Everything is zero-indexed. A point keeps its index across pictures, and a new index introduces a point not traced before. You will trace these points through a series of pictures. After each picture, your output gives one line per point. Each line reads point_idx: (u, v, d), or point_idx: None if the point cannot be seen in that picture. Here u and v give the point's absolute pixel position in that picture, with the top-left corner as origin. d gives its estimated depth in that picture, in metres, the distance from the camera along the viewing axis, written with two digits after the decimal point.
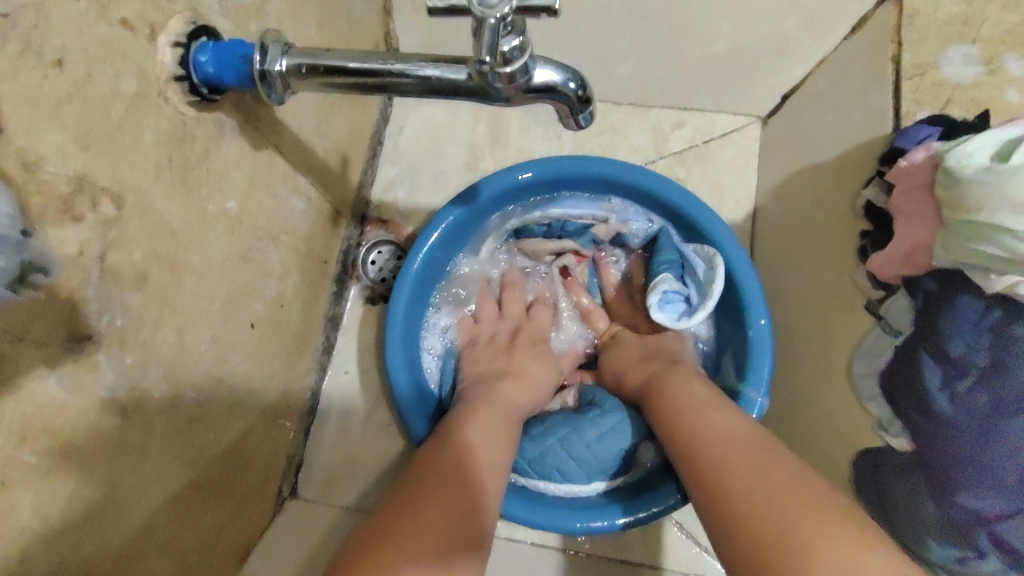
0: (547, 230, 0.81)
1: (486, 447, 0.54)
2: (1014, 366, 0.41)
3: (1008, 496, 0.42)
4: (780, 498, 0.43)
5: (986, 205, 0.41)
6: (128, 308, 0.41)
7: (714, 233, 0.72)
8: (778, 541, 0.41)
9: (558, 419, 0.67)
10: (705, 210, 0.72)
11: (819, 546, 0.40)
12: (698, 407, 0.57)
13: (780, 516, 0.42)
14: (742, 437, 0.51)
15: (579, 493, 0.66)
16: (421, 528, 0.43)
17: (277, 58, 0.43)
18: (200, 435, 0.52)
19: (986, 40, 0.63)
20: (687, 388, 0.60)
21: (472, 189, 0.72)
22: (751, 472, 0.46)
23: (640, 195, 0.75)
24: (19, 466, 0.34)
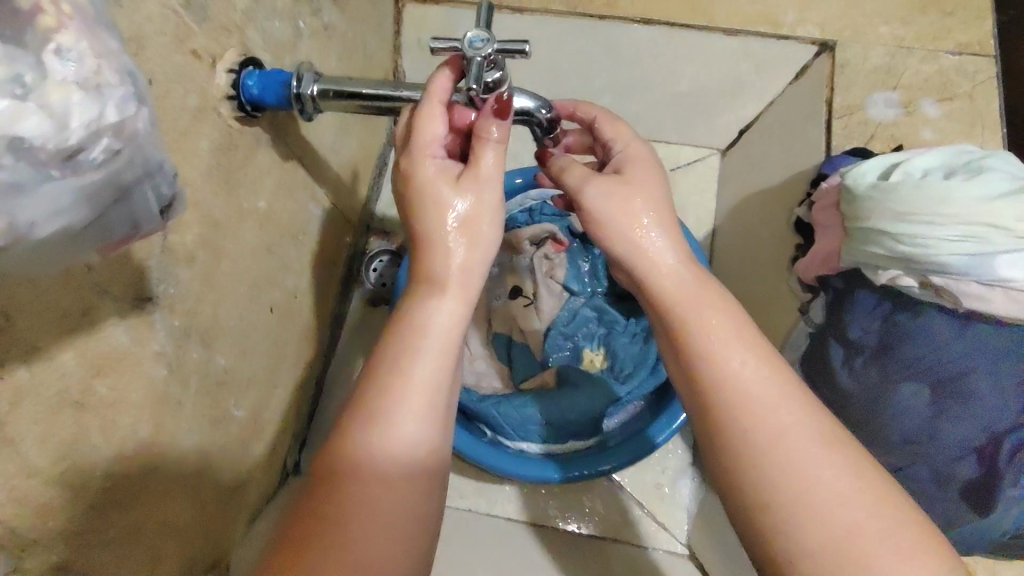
0: (528, 217, 0.86)
1: (441, 365, 0.41)
2: (900, 345, 0.51)
3: (900, 453, 0.51)
4: (808, 483, 0.38)
5: (873, 215, 0.51)
6: (179, 280, 0.50)
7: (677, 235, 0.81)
8: (802, 533, 0.38)
9: (537, 393, 0.75)
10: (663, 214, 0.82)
11: (870, 544, 0.37)
12: (734, 382, 0.42)
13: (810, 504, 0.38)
14: (757, 392, 0.41)
15: (557, 449, 0.73)
16: (387, 490, 0.37)
17: (309, 85, 0.56)
18: (224, 399, 0.60)
19: (906, 86, 0.74)
20: (725, 362, 0.43)
21: None
22: (776, 430, 0.40)
23: None
24: (94, 395, 0.43)
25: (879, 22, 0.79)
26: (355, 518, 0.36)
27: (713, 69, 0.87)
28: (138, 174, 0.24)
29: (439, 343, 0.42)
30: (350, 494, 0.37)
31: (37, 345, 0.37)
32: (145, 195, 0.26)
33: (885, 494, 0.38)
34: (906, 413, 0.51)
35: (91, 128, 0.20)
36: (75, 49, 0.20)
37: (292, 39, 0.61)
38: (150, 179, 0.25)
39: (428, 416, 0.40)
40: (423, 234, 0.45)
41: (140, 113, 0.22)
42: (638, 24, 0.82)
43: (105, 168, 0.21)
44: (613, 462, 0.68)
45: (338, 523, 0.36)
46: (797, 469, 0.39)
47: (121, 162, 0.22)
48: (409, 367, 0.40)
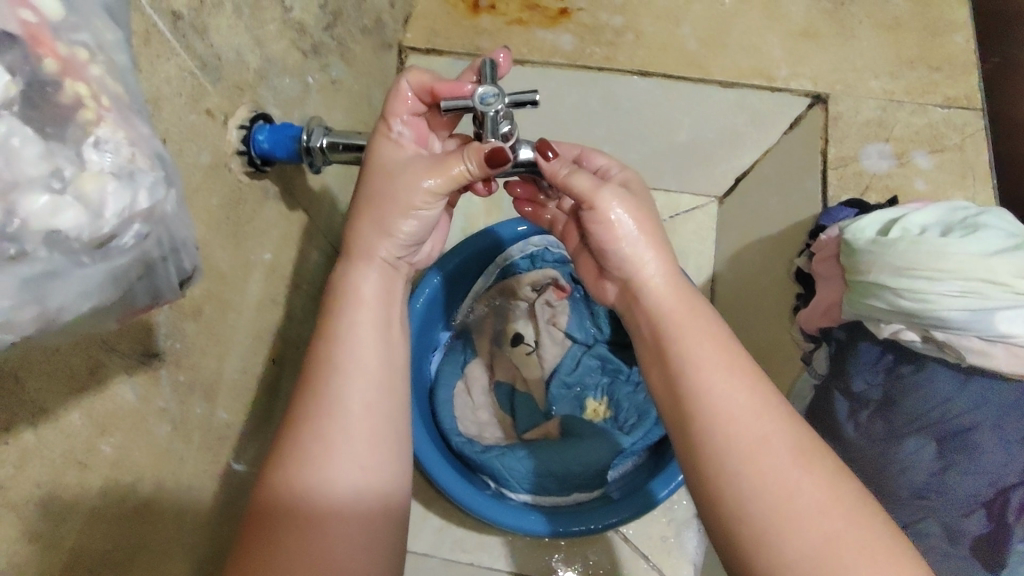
0: (530, 262, 0.85)
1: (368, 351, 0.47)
2: (902, 398, 0.51)
3: (910, 508, 0.51)
4: (774, 490, 0.38)
5: (871, 269, 0.51)
6: (185, 335, 0.50)
7: None
8: (762, 546, 0.38)
9: (542, 445, 0.75)
10: None
11: (847, 557, 0.36)
12: (721, 401, 0.42)
13: (775, 515, 0.38)
14: (745, 418, 0.41)
15: (561, 501, 0.71)
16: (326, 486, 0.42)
17: (319, 138, 0.56)
18: (225, 455, 0.59)
19: (897, 138, 0.76)
20: (698, 367, 0.44)
21: (449, 253, 0.76)
22: (750, 442, 0.40)
23: None
24: (97, 455, 0.43)
25: (869, 77, 0.82)
26: (302, 512, 0.41)
27: (710, 121, 0.89)
28: (164, 251, 0.25)
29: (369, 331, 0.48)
30: (290, 492, 0.41)
31: (43, 407, 0.38)
32: (168, 270, 0.26)
33: (856, 511, 0.38)
34: (913, 466, 0.51)
35: (125, 216, 0.21)
36: (113, 140, 0.21)
37: (302, 94, 0.62)
38: (173, 255, 0.26)
39: (356, 411, 0.44)
40: (367, 205, 0.50)
41: (168, 194, 0.23)
42: (636, 77, 0.84)
43: (134, 250, 0.22)
44: (618, 516, 0.66)
45: (280, 517, 0.41)
46: (761, 479, 0.39)
47: (147, 244, 0.23)
48: (341, 369, 0.45)
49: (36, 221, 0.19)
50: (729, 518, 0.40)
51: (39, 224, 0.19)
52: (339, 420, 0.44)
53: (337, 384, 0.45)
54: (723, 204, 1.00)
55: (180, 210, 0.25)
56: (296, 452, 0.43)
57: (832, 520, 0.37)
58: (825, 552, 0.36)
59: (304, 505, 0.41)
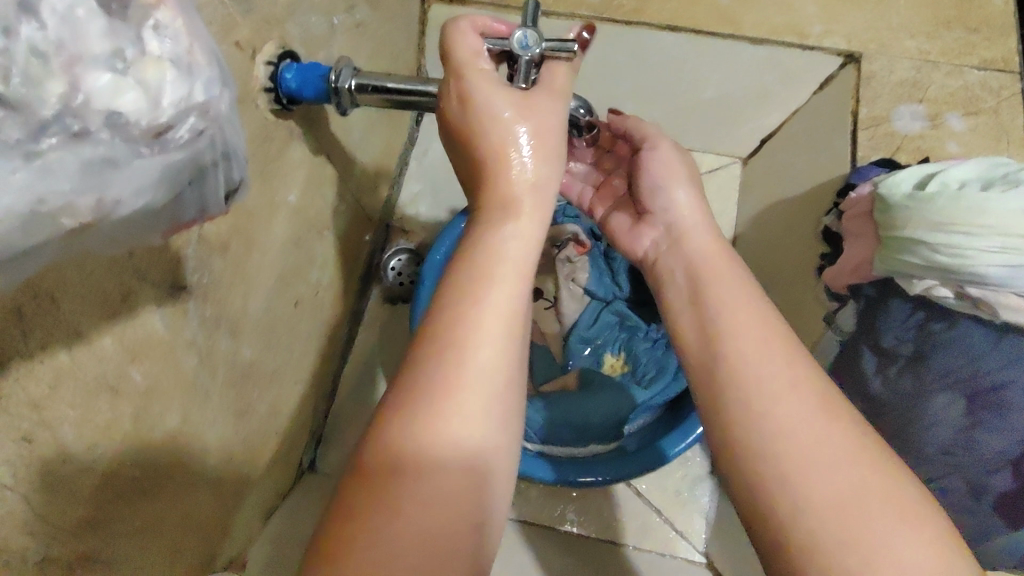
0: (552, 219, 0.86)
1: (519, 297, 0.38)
2: (932, 355, 0.51)
3: (932, 464, 0.52)
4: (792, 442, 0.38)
5: (908, 224, 0.51)
6: (213, 270, 0.50)
7: None
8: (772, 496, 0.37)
9: (560, 396, 0.76)
10: None
11: (868, 508, 0.34)
12: (754, 358, 0.41)
13: (794, 468, 0.37)
14: (771, 370, 0.40)
15: (578, 452, 0.73)
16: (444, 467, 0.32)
17: (348, 79, 0.55)
18: (247, 393, 0.60)
19: (931, 100, 0.75)
20: (738, 318, 0.44)
21: None
22: (772, 395, 0.39)
23: None
24: (128, 382, 0.43)
25: (905, 36, 0.79)
26: (406, 473, 0.32)
27: (738, 78, 0.87)
28: (215, 158, 0.25)
29: (514, 273, 0.38)
30: (407, 444, 0.32)
31: (77, 329, 0.37)
32: (217, 178, 0.26)
33: (877, 461, 0.37)
34: (939, 424, 0.51)
35: (180, 106, 0.21)
36: (171, 27, 0.21)
37: (327, 35, 0.61)
38: (223, 164, 0.26)
39: (491, 377, 0.34)
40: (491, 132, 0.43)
41: (224, 94, 0.23)
42: (664, 31, 0.83)
43: (188, 148, 0.22)
44: (633, 468, 0.67)
45: (399, 469, 0.32)
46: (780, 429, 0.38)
47: (201, 144, 0.23)
48: (476, 314, 0.35)
49: (98, 99, 0.19)
50: (742, 465, 0.39)
51: (100, 103, 0.20)
52: (465, 370, 0.34)
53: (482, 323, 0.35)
54: (747, 165, 0.98)
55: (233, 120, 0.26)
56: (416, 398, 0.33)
57: (855, 467, 0.36)
58: (842, 503, 0.35)
59: (409, 481, 0.31)
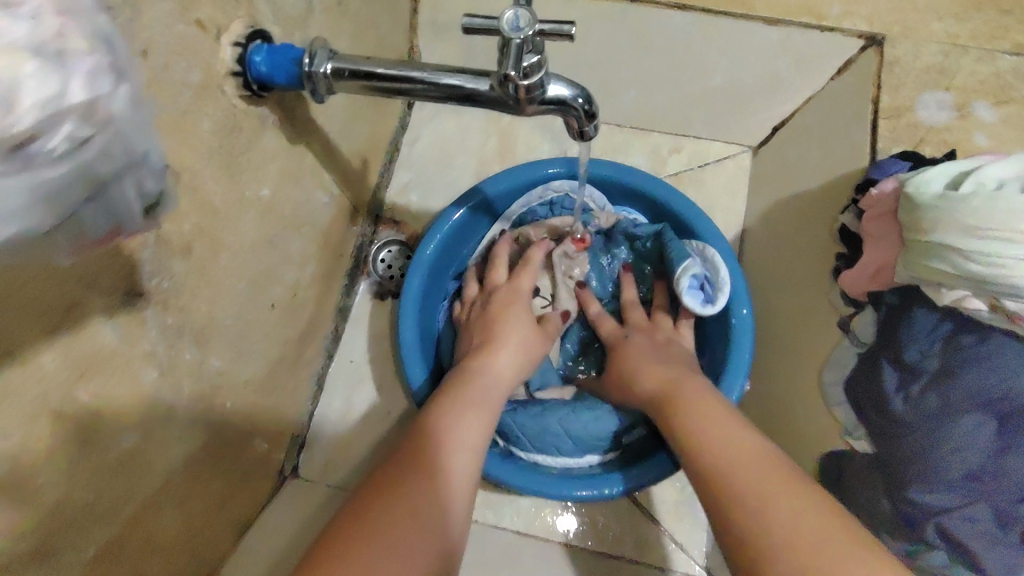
0: (549, 210, 0.81)
1: (479, 429, 0.56)
2: (961, 370, 0.46)
3: (955, 491, 0.47)
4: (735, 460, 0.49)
5: (938, 227, 0.46)
6: (174, 273, 0.46)
7: (705, 230, 0.75)
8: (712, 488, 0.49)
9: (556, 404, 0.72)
10: (703, 218, 0.76)
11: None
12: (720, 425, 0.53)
13: (743, 478, 0.48)
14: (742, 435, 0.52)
15: (572, 465, 0.70)
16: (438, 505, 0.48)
17: (323, 62, 0.48)
18: (217, 402, 0.56)
19: (959, 87, 0.69)
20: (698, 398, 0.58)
21: (468, 194, 0.76)
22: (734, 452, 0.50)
23: (634, 195, 0.80)
24: (76, 402, 0.39)
25: (932, 19, 0.73)
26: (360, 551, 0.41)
27: (750, 60, 0.83)
28: (116, 169, 0.24)
29: (482, 405, 0.58)
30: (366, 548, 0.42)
31: (9, 346, 0.33)
32: (124, 187, 0.25)
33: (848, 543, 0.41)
34: (966, 449, 0.46)
35: (50, 116, 0.20)
36: (34, 10, 0.20)
37: (304, 15, 0.56)
38: (140, 171, 0.26)
39: (462, 471, 0.52)
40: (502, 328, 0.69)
41: (114, 92, 0.22)
42: (672, 10, 0.80)
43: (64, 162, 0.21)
44: (636, 482, 0.65)
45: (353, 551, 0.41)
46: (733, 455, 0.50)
47: (84, 154, 0.22)
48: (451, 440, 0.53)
49: None
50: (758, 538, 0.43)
51: None
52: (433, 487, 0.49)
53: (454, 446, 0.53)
54: (758, 154, 0.91)
55: (143, 125, 0.24)
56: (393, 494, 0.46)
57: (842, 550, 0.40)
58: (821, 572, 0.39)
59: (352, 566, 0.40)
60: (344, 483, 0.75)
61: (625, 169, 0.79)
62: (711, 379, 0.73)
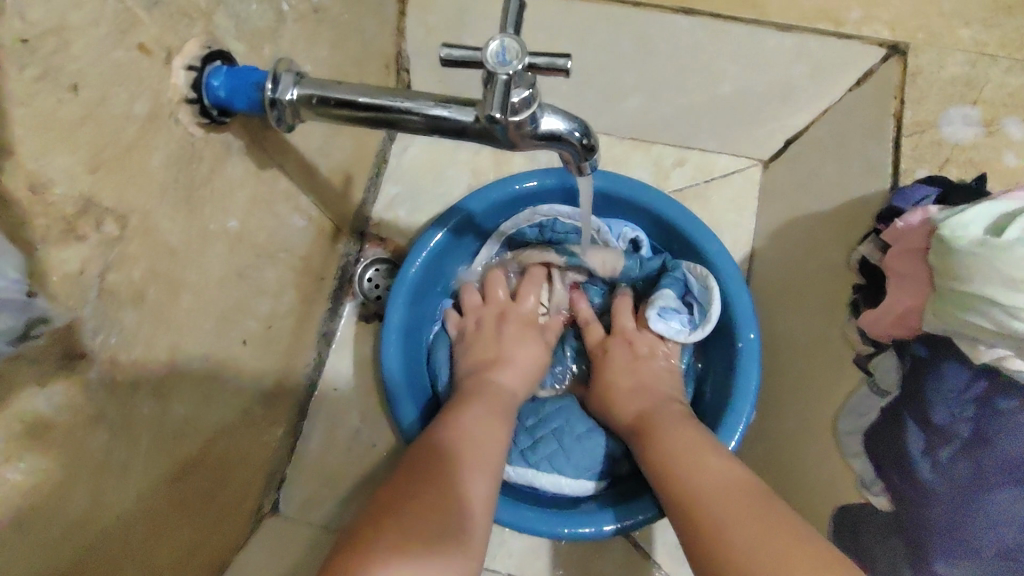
0: (538, 233, 0.76)
1: (480, 432, 0.57)
2: (999, 438, 0.42)
3: (986, 568, 0.43)
4: (702, 483, 0.51)
5: (976, 277, 0.42)
6: (123, 326, 0.42)
7: (708, 249, 0.71)
8: (676, 505, 0.51)
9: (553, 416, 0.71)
10: (708, 234, 0.71)
11: None
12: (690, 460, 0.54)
13: (701, 499, 0.50)
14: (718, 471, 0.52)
15: (566, 489, 0.67)
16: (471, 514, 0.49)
17: (288, 88, 0.43)
18: (183, 452, 0.51)
19: (987, 101, 0.63)
20: (679, 426, 0.59)
21: (454, 210, 0.71)
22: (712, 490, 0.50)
23: (634, 209, 0.74)
24: (4, 483, 0.35)
25: (958, 24, 0.68)
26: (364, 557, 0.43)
27: (759, 73, 0.78)
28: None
29: (490, 409, 0.61)
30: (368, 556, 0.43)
31: None
32: None
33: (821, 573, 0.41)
34: (1002, 523, 0.42)
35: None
36: None
37: (274, 27, 0.51)
38: None
39: (481, 475, 0.53)
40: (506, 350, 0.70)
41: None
42: (678, 14, 0.75)
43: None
44: (637, 518, 0.62)
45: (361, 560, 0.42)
46: (696, 477, 0.52)
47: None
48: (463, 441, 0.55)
49: None
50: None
51: None
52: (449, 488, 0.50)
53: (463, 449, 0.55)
54: (769, 168, 0.84)
55: None
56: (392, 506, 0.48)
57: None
58: None
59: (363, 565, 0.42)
60: (328, 521, 0.71)
61: (623, 185, 0.73)
62: (716, 407, 0.69)
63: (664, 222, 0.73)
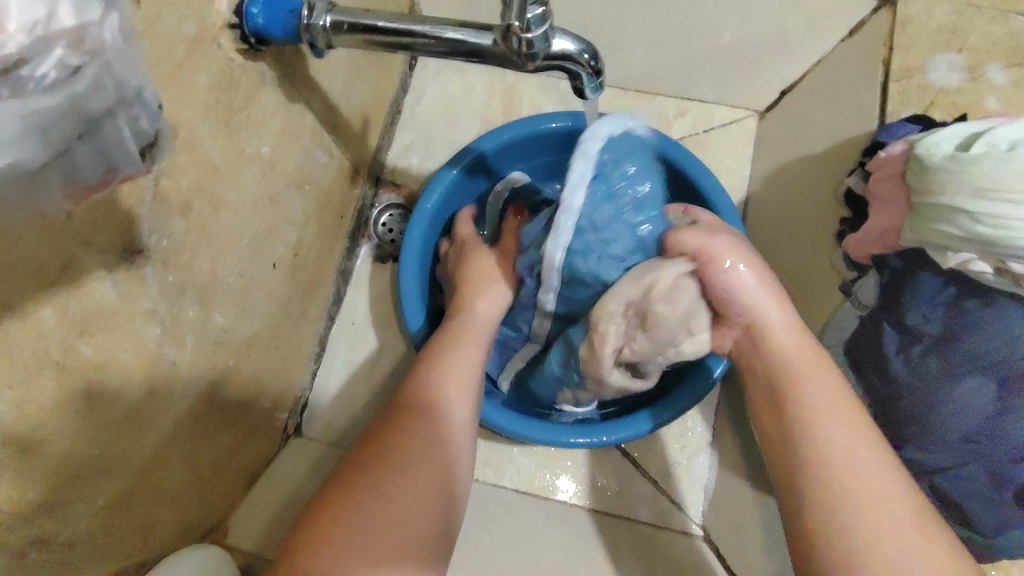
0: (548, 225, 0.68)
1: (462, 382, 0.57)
2: (964, 335, 0.47)
3: (951, 452, 0.49)
4: (816, 423, 0.49)
5: (949, 190, 0.46)
6: (173, 232, 0.46)
7: (706, 185, 0.75)
8: (789, 453, 0.49)
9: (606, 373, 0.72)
10: (706, 172, 0.75)
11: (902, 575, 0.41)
12: (826, 411, 0.49)
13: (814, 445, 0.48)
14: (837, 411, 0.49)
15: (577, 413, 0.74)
16: (439, 435, 0.52)
17: (321, 15, 0.48)
18: (221, 360, 0.56)
19: (971, 49, 0.65)
20: (821, 375, 0.52)
21: (466, 149, 0.75)
22: (832, 444, 0.47)
23: None
24: (77, 356, 0.39)
25: None
26: (351, 509, 0.46)
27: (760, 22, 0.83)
28: (107, 105, 0.25)
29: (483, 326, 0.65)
30: (367, 505, 0.46)
31: (8, 303, 0.33)
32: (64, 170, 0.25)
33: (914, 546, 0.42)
34: (964, 410, 0.47)
35: (31, 36, 0.20)
36: None
37: None
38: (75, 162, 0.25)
39: (461, 415, 0.55)
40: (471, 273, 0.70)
41: (104, 20, 0.23)
42: None
43: (55, 91, 0.22)
44: (624, 432, 0.67)
45: (348, 508, 0.46)
46: (814, 420, 0.49)
47: (78, 85, 0.23)
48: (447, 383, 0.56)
49: None
50: (820, 529, 0.44)
51: None
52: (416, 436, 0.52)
53: (446, 392, 0.55)
54: (764, 119, 0.87)
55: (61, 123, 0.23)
56: (381, 459, 0.49)
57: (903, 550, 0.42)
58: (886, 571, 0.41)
59: (354, 518, 0.45)
60: (350, 440, 0.76)
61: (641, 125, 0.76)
62: None
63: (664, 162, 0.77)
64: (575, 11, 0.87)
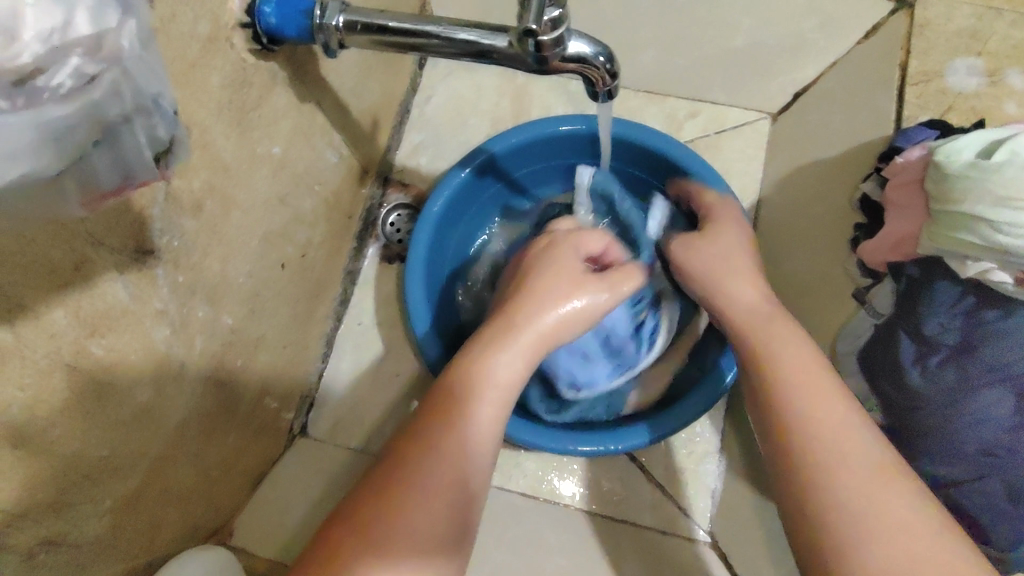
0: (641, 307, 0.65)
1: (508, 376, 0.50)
2: (983, 345, 0.47)
3: (967, 465, 0.48)
4: (796, 382, 0.50)
5: (970, 198, 0.45)
6: (184, 231, 0.46)
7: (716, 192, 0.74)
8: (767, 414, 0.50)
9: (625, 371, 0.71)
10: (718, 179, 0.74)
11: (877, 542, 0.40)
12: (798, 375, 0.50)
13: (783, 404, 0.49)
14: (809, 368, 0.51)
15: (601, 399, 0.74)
16: (472, 431, 0.47)
17: (334, 15, 0.47)
18: (229, 360, 0.56)
19: (991, 53, 0.64)
20: (790, 341, 0.54)
21: (475, 152, 0.75)
22: (804, 408, 0.48)
23: (646, 155, 0.78)
24: (88, 358, 0.39)
25: None
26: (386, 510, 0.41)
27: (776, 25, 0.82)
28: (125, 112, 0.25)
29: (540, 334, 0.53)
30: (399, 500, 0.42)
31: (19, 305, 0.33)
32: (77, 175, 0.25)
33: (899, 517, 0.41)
34: (983, 422, 0.47)
35: (47, 45, 0.21)
36: None
37: None
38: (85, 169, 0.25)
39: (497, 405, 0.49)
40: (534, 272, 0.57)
41: (122, 27, 0.23)
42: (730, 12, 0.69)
43: (72, 100, 0.22)
44: (632, 441, 0.66)
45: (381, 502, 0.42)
46: (790, 381, 0.50)
47: (95, 93, 0.23)
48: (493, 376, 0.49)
49: None
50: (804, 490, 0.44)
51: None
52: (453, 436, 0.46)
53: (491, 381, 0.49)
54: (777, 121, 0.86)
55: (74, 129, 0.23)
56: (421, 448, 0.45)
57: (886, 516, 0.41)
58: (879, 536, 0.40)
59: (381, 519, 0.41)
60: (356, 441, 0.76)
61: (652, 130, 0.76)
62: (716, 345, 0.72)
63: (676, 167, 0.76)
64: (587, 12, 0.86)
